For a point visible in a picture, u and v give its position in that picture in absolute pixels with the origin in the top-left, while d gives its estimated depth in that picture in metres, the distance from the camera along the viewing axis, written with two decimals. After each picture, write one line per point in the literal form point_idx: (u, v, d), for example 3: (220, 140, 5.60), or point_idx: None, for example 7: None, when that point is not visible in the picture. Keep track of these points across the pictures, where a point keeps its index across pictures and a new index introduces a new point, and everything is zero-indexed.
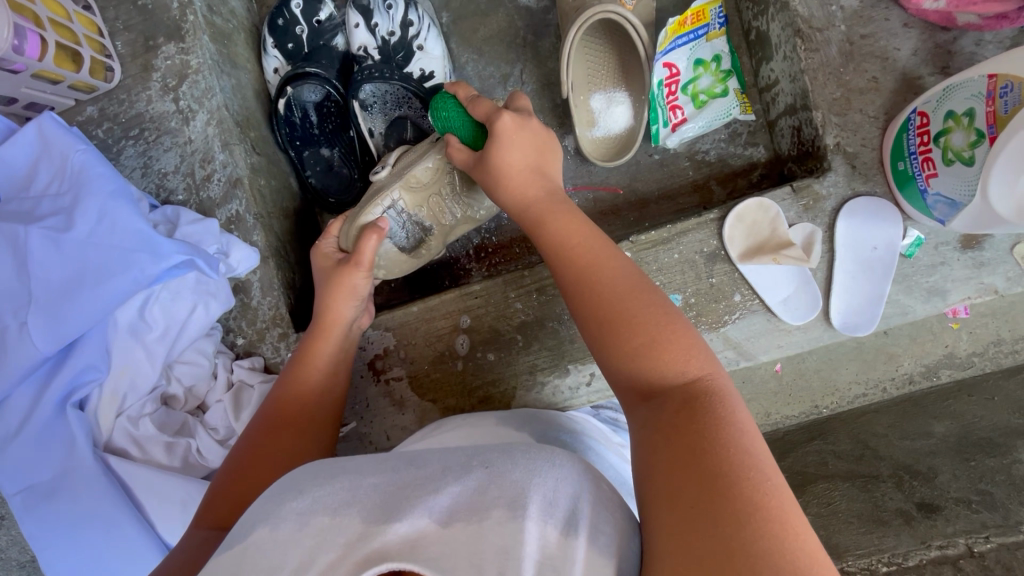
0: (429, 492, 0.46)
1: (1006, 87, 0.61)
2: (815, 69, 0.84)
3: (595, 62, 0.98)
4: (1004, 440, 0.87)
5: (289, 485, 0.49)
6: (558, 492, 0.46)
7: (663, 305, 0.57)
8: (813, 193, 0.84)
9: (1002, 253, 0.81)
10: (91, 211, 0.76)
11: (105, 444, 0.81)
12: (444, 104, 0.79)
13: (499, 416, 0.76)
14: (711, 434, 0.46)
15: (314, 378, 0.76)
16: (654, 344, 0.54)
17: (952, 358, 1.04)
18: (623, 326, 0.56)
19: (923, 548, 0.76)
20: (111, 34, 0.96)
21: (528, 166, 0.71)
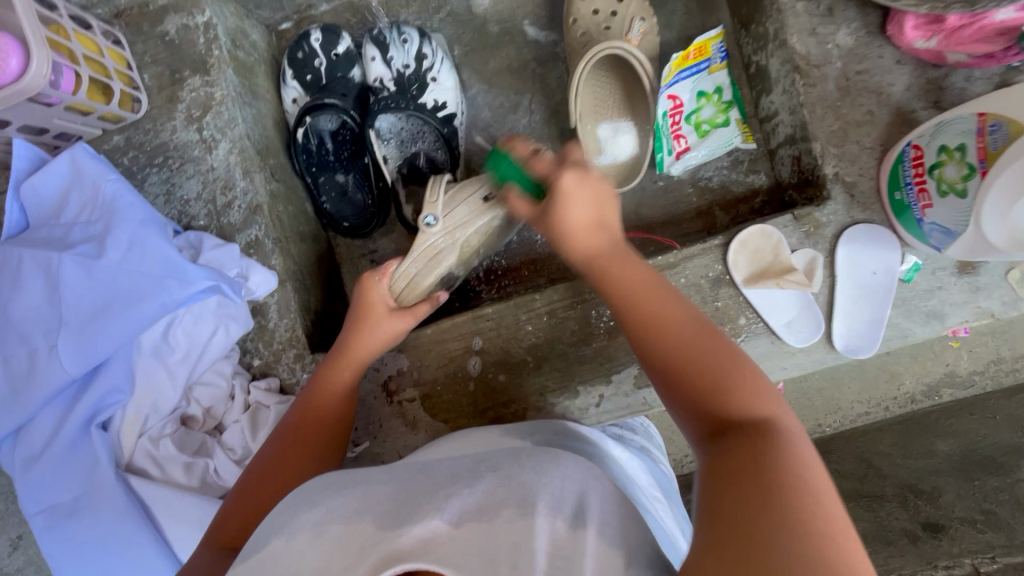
0: (439, 497, 0.49)
1: (995, 125, 0.65)
2: (813, 103, 0.88)
3: (601, 93, 1.03)
4: (1006, 458, 1.00)
5: (302, 497, 0.53)
6: (564, 492, 0.49)
7: (729, 350, 0.55)
8: (813, 220, 0.87)
9: (997, 279, 0.84)
10: (122, 239, 0.79)
11: (126, 465, 0.83)
12: (503, 162, 0.79)
13: (502, 428, 0.79)
14: (768, 464, 0.44)
15: (332, 403, 0.76)
16: (729, 377, 0.53)
17: (952, 377, 1.16)
18: (687, 361, 0.55)
19: (929, 568, 0.85)
20: (139, 68, 1.00)
21: (591, 219, 0.70)
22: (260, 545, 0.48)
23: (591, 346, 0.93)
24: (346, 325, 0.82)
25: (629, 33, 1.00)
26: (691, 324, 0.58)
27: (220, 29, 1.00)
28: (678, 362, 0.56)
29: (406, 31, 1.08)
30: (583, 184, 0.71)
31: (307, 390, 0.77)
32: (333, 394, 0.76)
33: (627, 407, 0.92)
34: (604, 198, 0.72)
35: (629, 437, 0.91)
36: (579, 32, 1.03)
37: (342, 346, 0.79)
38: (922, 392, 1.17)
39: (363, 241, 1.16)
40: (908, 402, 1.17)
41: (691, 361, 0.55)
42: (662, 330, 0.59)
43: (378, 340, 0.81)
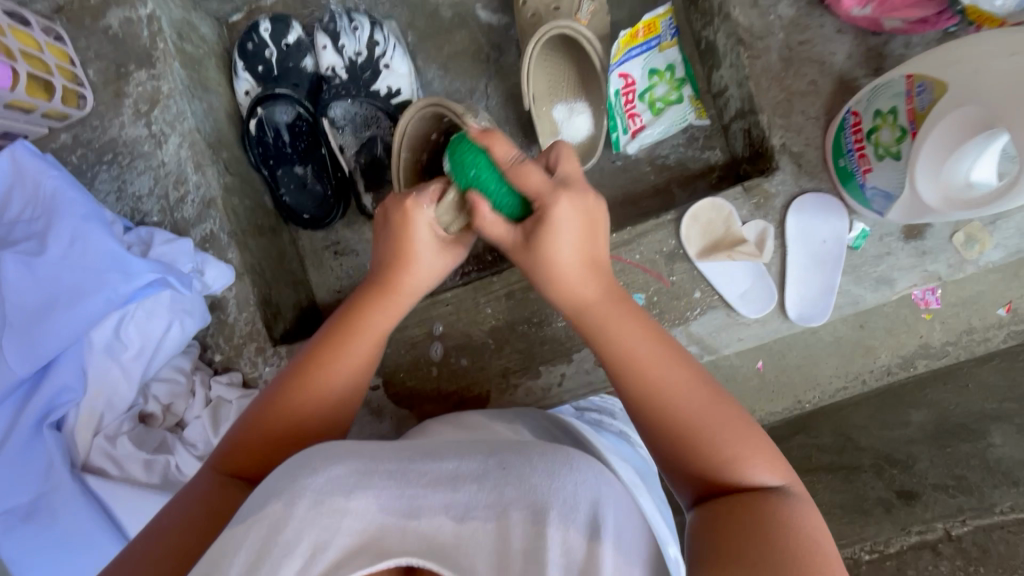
0: (443, 490, 0.52)
1: (921, 86, 0.66)
2: (758, 75, 0.88)
3: (555, 73, 1.03)
4: (978, 425, 1.01)
5: (305, 461, 0.52)
6: (577, 499, 0.50)
7: (742, 421, 0.55)
8: (762, 191, 0.88)
9: (942, 242, 0.86)
10: (64, 235, 0.78)
11: (83, 464, 0.82)
12: (473, 158, 0.62)
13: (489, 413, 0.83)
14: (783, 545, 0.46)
15: (364, 352, 0.66)
16: (728, 446, 0.53)
17: (927, 348, 1.05)
18: (690, 440, 0.54)
19: (904, 534, 0.99)
20: (83, 63, 0.99)
21: (583, 256, 0.61)
22: (255, 509, 0.48)
23: (552, 326, 0.94)
24: (382, 251, 0.68)
25: (579, 13, 1.01)
26: (691, 386, 0.56)
27: (164, 22, 0.98)
28: (674, 435, 0.55)
29: (356, 19, 1.08)
30: (577, 213, 0.60)
31: (334, 333, 0.66)
32: (365, 340, 0.66)
33: (589, 384, 0.93)
34: (593, 220, 0.62)
35: (607, 423, 0.85)
36: (528, 14, 1.03)
37: (383, 281, 0.67)
38: (899, 363, 1.07)
39: (325, 232, 1.15)
40: (883, 374, 1.07)
41: (691, 430, 0.54)
42: (655, 392, 0.56)
43: (423, 277, 0.67)
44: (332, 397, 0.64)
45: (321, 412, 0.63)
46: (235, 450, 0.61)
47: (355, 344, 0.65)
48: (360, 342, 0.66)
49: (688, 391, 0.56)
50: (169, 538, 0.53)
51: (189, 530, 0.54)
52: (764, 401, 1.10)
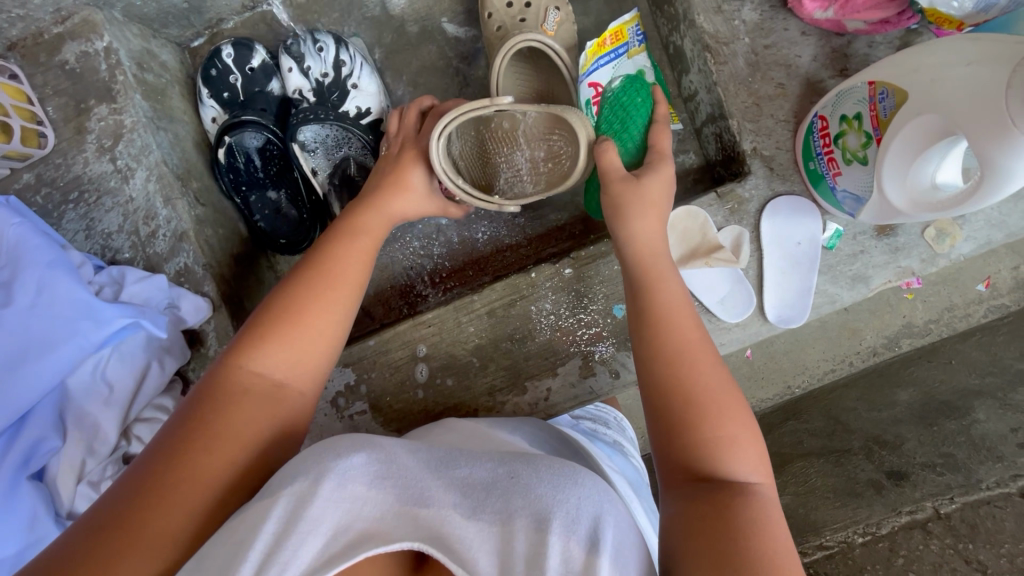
0: (454, 491, 0.54)
1: (883, 93, 0.66)
2: (726, 81, 0.88)
3: (524, 85, 1.02)
4: (962, 403, 1.05)
5: (330, 445, 0.54)
6: (580, 512, 0.51)
7: (745, 418, 0.56)
8: (736, 197, 0.88)
9: (915, 237, 0.87)
10: (29, 284, 0.77)
11: (68, 513, 0.80)
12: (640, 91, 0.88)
13: (488, 420, 0.84)
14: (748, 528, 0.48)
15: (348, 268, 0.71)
16: (724, 429, 0.55)
17: (910, 327, 1.11)
18: (693, 403, 0.56)
19: (895, 515, 1.00)
20: (41, 101, 0.96)
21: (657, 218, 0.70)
22: (276, 488, 0.50)
23: (536, 341, 0.94)
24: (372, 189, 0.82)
25: (544, 24, 0.99)
26: (711, 368, 0.59)
27: (122, 54, 0.96)
28: (681, 396, 0.57)
29: (321, 40, 1.07)
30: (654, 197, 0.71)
31: (320, 259, 0.71)
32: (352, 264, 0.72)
33: (576, 397, 0.93)
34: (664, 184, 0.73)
35: (601, 432, 0.89)
36: (495, 26, 1.02)
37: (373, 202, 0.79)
38: (885, 344, 1.13)
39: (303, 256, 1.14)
40: (870, 355, 1.14)
41: (704, 394, 0.57)
42: (676, 347, 0.60)
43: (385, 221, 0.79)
44: (331, 325, 0.67)
45: (325, 336, 0.66)
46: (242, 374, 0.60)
47: (342, 266, 0.71)
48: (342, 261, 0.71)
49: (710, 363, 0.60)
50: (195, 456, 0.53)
51: (215, 450, 0.55)
52: (755, 388, 1.20)
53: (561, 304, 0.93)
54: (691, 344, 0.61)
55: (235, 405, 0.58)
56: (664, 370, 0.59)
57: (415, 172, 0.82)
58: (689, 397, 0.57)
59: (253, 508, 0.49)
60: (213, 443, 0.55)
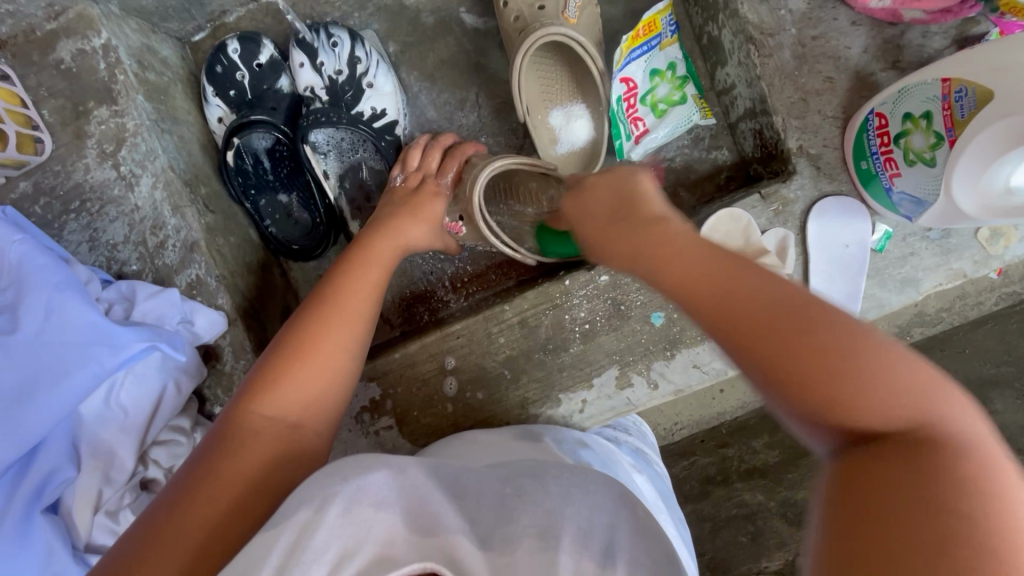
0: (459, 517, 0.54)
1: (960, 91, 0.62)
2: (770, 75, 0.84)
3: (547, 77, 0.96)
4: (982, 394, 1.04)
5: (336, 468, 0.53)
6: (593, 524, 0.53)
7: (848, 327, 0.43)
8: (781, 197, 0.84)
9: (967, 238, 0.83)
10: (37, 307, 0.72)
11: (86, 545, 0.76)
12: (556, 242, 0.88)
13: (513, 431, 0.80)
14: (950, 492, 0.36)
15: (365, 277, 0.74)
16: (851, 361, 0.41)
17: (923, 317, 1.07)
18: (795, 350, 0.43)
19: None
20: (35, 103, 0.89)
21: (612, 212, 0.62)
22: (282, 517, 0.48)
23: (569, 351, 0.90)
24: (394, 207, 0.86)
25: (566, 11, 0.92)
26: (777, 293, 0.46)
27: (122, 51, 0.90)
28: (772, 345, 0.44)
29: (335, 33, 1.01)
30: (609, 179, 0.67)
31: (335, 284, 0.72)
32: (371, 276, 0.75)
33: (612, 408, 0.90)
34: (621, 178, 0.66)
35: (624, 438, 0.87)
36: (512, 16, 0.96)
37: (389, 221, 0.83)
38: (895, 332, 1.07)
39: (317, 262, 1.09)
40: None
41: (846, 362, 0.41)
42: (792, 318, 0.44)
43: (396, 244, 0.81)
44: (341, 353, 0.67)
45: (336, 364, 0.66)
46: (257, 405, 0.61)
47: (355, 291, 0.72)
48: (362, 272, 0.74)
49: (842, 317, 0.44)
50: (216, 494, 0.54)
51: (237, 488, 0.55)
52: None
53: (596, 311, 0.89)
54: (752, 281, 0.47)
55: (254, 443, 0.58)
56: (773, 327, 0.44)
57: (430, 205, 0.86)
58: (787, 346, 0.43)
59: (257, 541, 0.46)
60: (232, 479, 0.55)
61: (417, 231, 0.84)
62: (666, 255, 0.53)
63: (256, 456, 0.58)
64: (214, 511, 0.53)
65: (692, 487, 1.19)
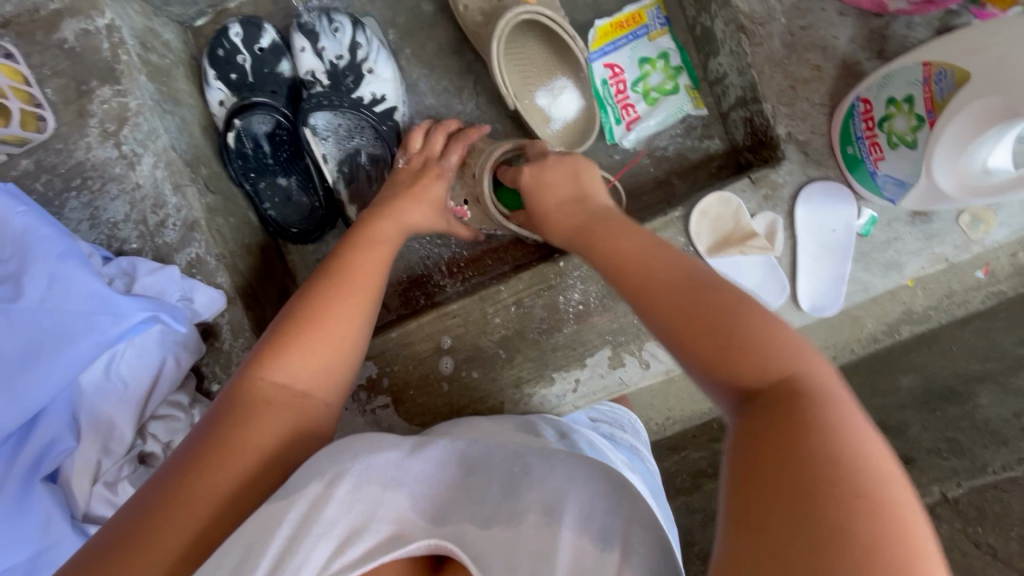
0: (468, 500, 0.54)
1: (940, 74, 0.65)
2: (761, 63, 0.87)
3: (524, 63, 0.98)
4: (965, 388, 1.00)
5: (345, 446, 0.54)
6: (592, 509, 0.51)
7: (737, 303, 0.50)
8: (770, 182, 0.87)
9: (949, 224, 0.86)
10: (40, 276, 0.73)
11: (84, 515, 0.77)
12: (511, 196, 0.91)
13: (514, 421, 0.81)
14: (809, 446, 0.39)
15: (370, 255, 0.76)
16: (736, 334, 0.48)
17: None
18: (706, 329, 0.49)
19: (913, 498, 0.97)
20: (38, 81, 0.90)
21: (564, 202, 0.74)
22: (291, 490, 0.49)
23: (563, 332, 0.91)
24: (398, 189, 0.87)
25: None
26: (673, 270, 0.55)
27: (125, 32, 0.91)
28: (681, 313, 0.51)
29: (337, 20, 1.03)
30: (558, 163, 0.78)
31: (339, 268, 0.73)
32: (376, 254, 0.77)
33: (605, 389, 0.91)
34: (572, 166, 0.78)
35: (619, 436, 0.84)
36: (473, 15, 1.00)
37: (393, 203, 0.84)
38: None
39: (316, 245, 1.10)
40: None
41: (739, 324, 0.48)
42: (689, 291, 0.52)
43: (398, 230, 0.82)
44: (348, 330, 0.68)
45: (346, 334, 0.68)
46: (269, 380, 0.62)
47: (362, 273, 0.73)
48: (369, 251, 0.76)
49: (730, 290, 0.51)
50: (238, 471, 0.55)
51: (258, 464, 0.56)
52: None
53: (590, 293, 0.91)
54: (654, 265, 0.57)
55: (271, 418, 0.59)
56: (679, 308, 0.51)
57: (429, 187, 0.87)
58: (691, 312, 0.50)
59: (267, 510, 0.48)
60: (239, 457, 0.55)
61: (418, 212, 0.85)
62: (610, 241, 0.64)
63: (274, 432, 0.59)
64: (237, 489, 0.53)
65: (683, 479, 1.20)
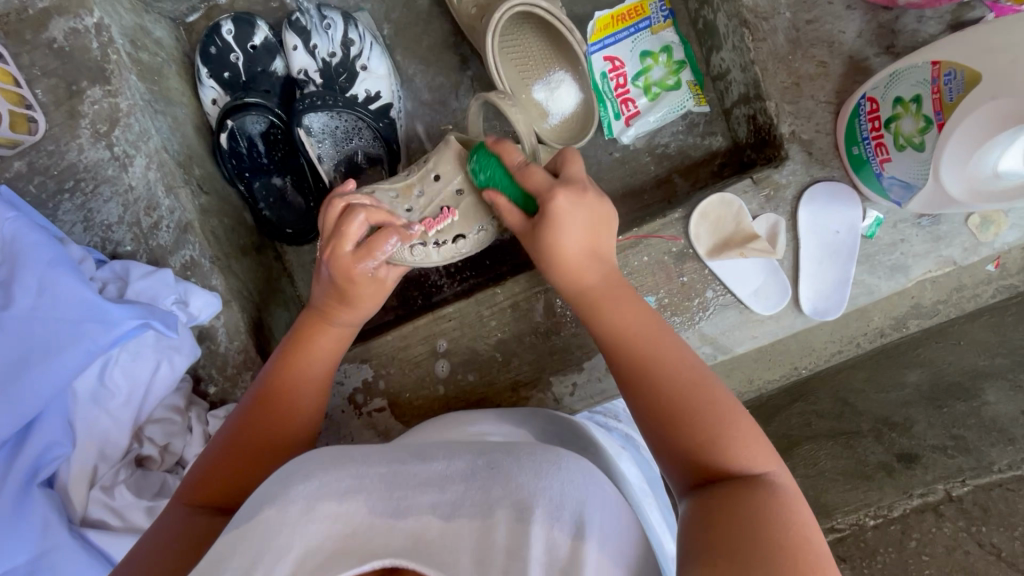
0: (433, 490, 0.48)
1: (950, 74, 0.63)
2: (764, 59, 0.84)
3: (520, 56, 0.95)
4: (972, 384, 0.94)
5: (296, 469, 0.50)
6: (564, 498, 0.46)
7: (726, 401, 0.56)
8: (773, 183, 0.84)
9: (957, 225, 0.83)
10: (31, 283, 0.73)
11: (81, 519, 0.77)
12: (486, 162, 0.74)
13: (498, 413, 0.76)
14: (758, 520, 0.47)
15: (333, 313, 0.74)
16: (703, 431, 0.54)
17: (919, 308, 0.94)
18: (681, 417, 0.56)
19: (906, 497, 0.88)
20: (29, 82, 0.89)
21: (585, 247, 0.68)
22: (251, 514, 0.46)
23: (561, 334, 0.90)
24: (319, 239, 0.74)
25: None
26: (674, 351, 0.61)
27: (114, 31, 0.90)
28: (663, 391, 0.58)
29: (328, 16, 1.01)
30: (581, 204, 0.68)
31: (286, 358, 0.72)
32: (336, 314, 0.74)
33: (603, 393, 0.90)
34: (601, 217, 0.69)
35: (612, 424, 0.84)
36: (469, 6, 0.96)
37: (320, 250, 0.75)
38: (892, 324, 0.96)
39: (311, 245, 1.08)
40: (877, 336, 0.97)
41: (700, 412, 0.55)
42: (685, 387, 0.57)
43: (365, 305, 0.74)
44: (301, 425, 0.69)
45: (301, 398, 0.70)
46: (206, 480, 0.62)
47: (312, 363, 0.72)
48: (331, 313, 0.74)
49: (720, 393, 0.57)
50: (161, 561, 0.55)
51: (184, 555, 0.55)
52: (759, 370, 1.04)
53: None
54: (659, 339, 0.62)
55: (210, 516, 0.59)
56: (662, 393, 0.58)
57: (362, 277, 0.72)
58: (660, 386, 0.58)
59: (227, 540, 0.44)
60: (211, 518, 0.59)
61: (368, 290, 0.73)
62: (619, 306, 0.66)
63: (208, 526, 0.58)
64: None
65: None
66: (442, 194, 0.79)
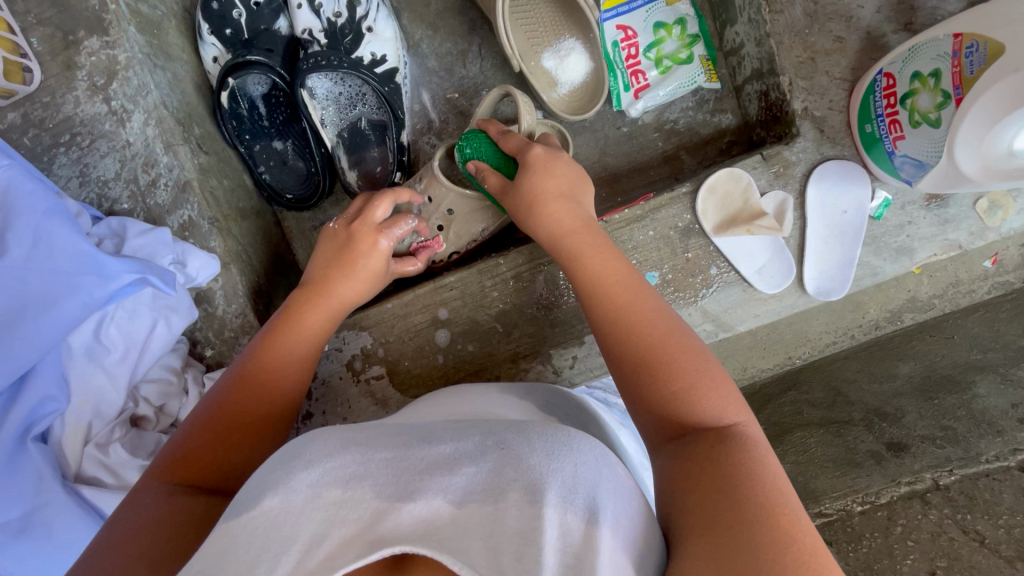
0: (442, 473, 0.47)
1: (972, 46, 0.62)
2: (780, 32, 0.83)
3: (532, 22, 0.94)
4: (963, 377, 0.90)
5: (302, 449, 0.49)
6: (576, 481, 0.44)
7: (697, 350, 0.57)
8: (782, 159, 0.83)
9: (965, 209, 0.83)
10: (25, 233, 0.72)
11: (75, 476, 0.77)
12: (474, 136, 0.81)
13: (500, 386, 0.75)
14: (739, 473, 0.47)
15: (324, 308, 0.75)
16: (676, 378, 0.55)
17: (914, 302, 0.97)
18: (655, 371, 0.56)
19: (893, 485, 0.84)
20: (24, 30, 0.87)
21: (560, 196, 0.71)
22: (250, 503, 0.44)
23: (562, 308, 0.90)
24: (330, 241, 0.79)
25: None
26: (646, 304, 0.62)
27: None
28: (636, 347, 0.59)
29: None
30: (555, 161, 0.73)
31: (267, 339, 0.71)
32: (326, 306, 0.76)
33: (602, 366, 0.90)
34: (575, 176, 0.73)
35: (614, 402, 0.84)
36: None
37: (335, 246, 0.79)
38: (887, 317, 0.99)
39: (312, 212, 1.07)
40: (872, 329, 1.00)
41: (671, 361, 0.56)
42: (656, 339, 0.58)
43: (361, 287, 0.78)
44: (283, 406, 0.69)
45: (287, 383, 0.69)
46: (176, 462, 0.60)
47: (296, 342, 0.72)
48: (321, 303, 0.75)
49: (689, 340, 0.59)
50: (140, 539, 0.52)
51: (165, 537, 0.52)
52: (755, 359, 1.03)
53: None
54: (633, 295, 0.63)
55: (185, 495, 0.57)
56: (632, 347, 0.59)
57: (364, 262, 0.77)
58: (630, 343, 0.59)
59: (225, 529, 0.43)
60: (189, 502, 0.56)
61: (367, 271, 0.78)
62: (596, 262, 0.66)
63: (187, 506, 0.56)
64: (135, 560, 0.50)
65: None
66: (436, 215, 0.90)
